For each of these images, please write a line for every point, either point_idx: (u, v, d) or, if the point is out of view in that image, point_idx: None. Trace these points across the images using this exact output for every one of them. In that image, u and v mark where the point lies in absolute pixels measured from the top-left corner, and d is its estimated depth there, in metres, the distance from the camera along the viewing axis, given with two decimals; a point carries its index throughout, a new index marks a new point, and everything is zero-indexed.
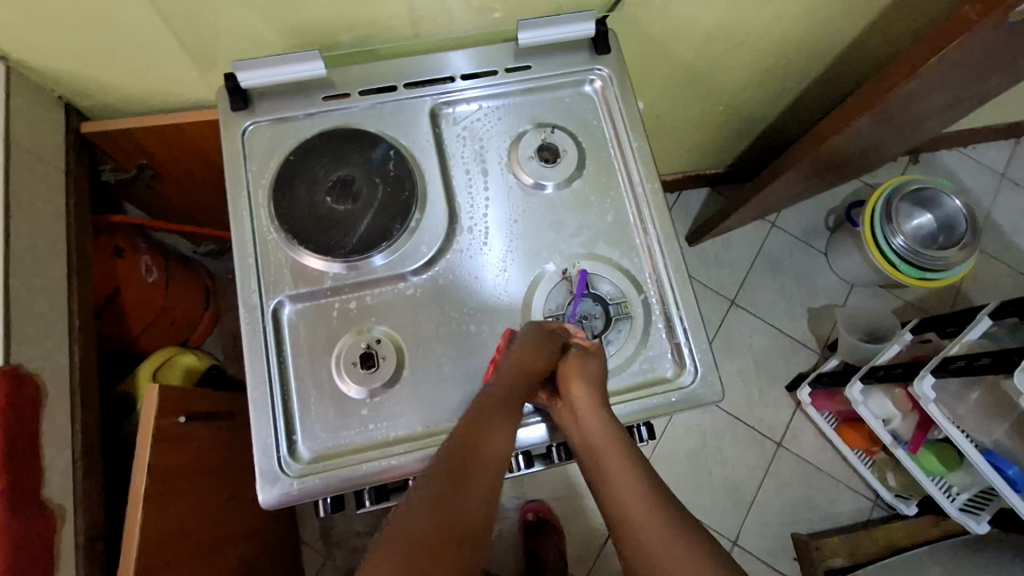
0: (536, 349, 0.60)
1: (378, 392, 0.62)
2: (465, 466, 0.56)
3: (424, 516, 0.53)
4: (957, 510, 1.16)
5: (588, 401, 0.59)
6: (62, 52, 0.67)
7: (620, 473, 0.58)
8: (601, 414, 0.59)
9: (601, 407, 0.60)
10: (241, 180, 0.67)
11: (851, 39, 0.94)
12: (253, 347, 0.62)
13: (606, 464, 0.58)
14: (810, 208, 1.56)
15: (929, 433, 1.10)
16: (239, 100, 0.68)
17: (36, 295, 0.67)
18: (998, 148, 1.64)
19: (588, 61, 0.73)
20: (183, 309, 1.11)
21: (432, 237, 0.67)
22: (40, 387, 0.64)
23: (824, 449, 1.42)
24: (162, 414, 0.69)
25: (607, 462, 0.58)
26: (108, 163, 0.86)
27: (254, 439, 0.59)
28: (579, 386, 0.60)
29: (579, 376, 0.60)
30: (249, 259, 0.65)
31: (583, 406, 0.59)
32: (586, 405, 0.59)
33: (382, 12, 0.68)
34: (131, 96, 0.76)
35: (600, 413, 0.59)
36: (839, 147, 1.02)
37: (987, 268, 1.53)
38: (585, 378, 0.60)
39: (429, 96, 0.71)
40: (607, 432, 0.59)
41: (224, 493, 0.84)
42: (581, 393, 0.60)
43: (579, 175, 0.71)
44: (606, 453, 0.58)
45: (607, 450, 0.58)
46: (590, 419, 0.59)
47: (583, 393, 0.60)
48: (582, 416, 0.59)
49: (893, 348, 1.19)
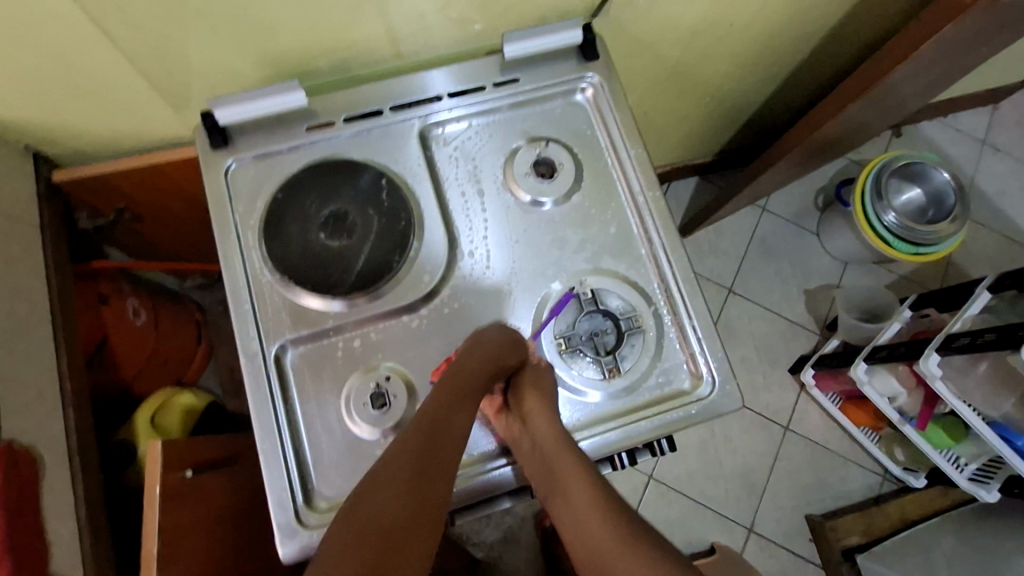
0: (483, 365, 0.59)
1: (390, 433, 0.60)
2: (410, 486, 0.53)
3: (366, 523, 0.50)
4: (966, 480, 1.18)
5: (539, 414, 0.59)
6: (25, 100, 0.63)
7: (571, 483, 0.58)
8: (552, 425, 0.59)
9: (552, 416, 0.59)
10: (228, 222, 0.64)
11: (835, 23, 0.93)
12: (258, 397, 0.59)
13: (559, 476, 0.58)
14: (798, 189, 1.56)
15: (935, 409, 1.11)
16: (219, 138, 0.65)
17: (22, 360, 0.64)
18: (977, 115, 1.66)
19: (577, 69, 0.71)
20: (175, 349, 1.07)
21: (433, 266, 0.65)
22: (35, 457, 0.61)
23: (830, 430, 1.43)
24: (167, 470, 0.67)
25: (559, 474, 0.58)
26: (84, 210, 0.82)
27: (268, 493, 0.57)
28: (533, 401, 0.60)
29: (530, 390, 0.60)
30: (245, 305, 0.62)
31: (535, 418, 0.59)
32: (539, 419, 0.59)
33: (360, 34, 0.66)
34: (101, 139, 0.72)
35: (552, 429, 0.59)
36: (831, 132, 1.02)
37: (976, 236, 1.55)
38: (534, 390, 0.60)
39: (417, 118, 0.69)
40: (557, 444, 0.58)
41: (238, 540, 0.82)
42: (532, 405, 0.60)
43: (577, 188, 0.69)
44: (559, 464, 0.58)
45: (557, 461, 0.58)
46: (542, 431, 0.59)
47: (533, 404, 0.60)
48: (534, 429, 0.59)
49: (894, 327, 1.19)
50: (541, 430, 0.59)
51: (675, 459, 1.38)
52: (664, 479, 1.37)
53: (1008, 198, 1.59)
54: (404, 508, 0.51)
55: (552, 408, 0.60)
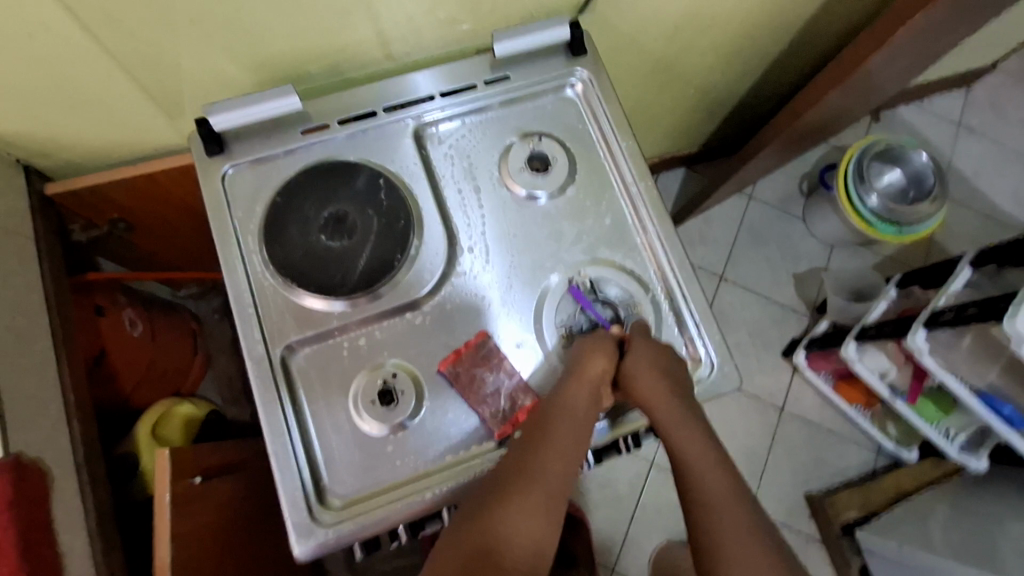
0: (598, 351, 0.61)
1: (400, 428, 0.61)
2: (536, 477, 0.56)
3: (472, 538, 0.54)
4: (957, 451, 1.22)
5: (663, 394, 0.60)
6: (18, 113, 0.63)
7: (696, 459, 0.59)
8: (676, 403, 0.60)
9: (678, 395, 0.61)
10: (227, 227, 0.64)
11: (814, 12, 0.95)
12: (266, 399, 0.60)
13: (682, 451, 0.60)
14: (783, 176, 1.59)
15: (925, 382, 1.17)
16: (215, 145, 0.65)
17: (25, 375, 0.63)
18: (952, 97, 1.70)
19: (566, 64, 0.73)
20: (173, 359, 1.07)
21: (434, 263, 0.66)
22: (45, 471, 0.61)
23: (824, 409, 1.46)
24: (176, 478, 0.67)
25: (685, 449, 0.59)
26: (77, 222, 0.82)
27: (281, 492, 0.57)
28: (646, 383, 0.61)
29: (648, 371, 0.61)
30: (248, 309, 0.62)
31: (658, 398, 0.60)
32: (657, 398, 0.60)
33: (350, 37, 0.66)
34: (94, 150, 0.72)
35: (671, 405, 0.60)
36: (814, 119, 1.04)
37: (955, 215, 1.59)
38: (653, 370, 0.61)
39: (410, 118, 0.70)
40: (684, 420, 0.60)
41: (249, 544, 0.82)
42: (653, 385, 0.60)
43: (571, 181, 0.70)
44: (680, 440, 0.60)
45: (684, 438, 0.59)
46: (668, 410, 0.60)
47: (653, 384, 0.60)
48: (659, 408, 0.60)
49: (882, 305, 1.23)
50: (666, 410, 0.60)
51: None
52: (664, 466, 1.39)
53: (985, 177, 1.63)
54: (510, 508, 0.55)
55: (679, 387, 0.61)
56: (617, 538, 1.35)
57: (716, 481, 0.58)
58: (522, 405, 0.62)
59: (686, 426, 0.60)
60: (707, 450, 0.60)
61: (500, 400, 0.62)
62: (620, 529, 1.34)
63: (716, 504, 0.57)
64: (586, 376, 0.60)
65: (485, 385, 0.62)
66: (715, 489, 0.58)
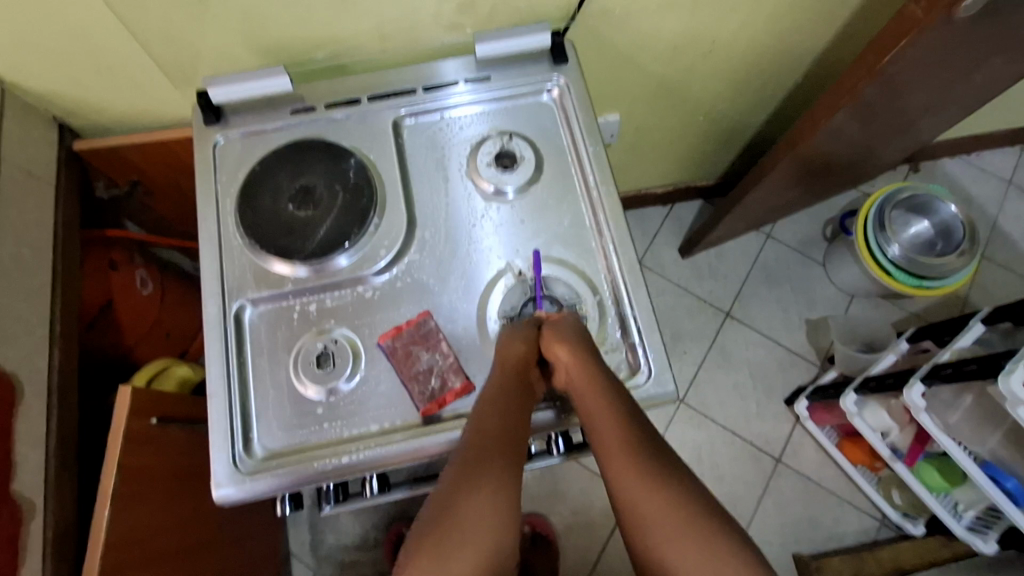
0: (517, 338, 0.60)
1: (335, 392, 0.64)
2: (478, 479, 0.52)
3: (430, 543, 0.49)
4: (963, 528, 1.12)
5: (583, 375, 0.57)
6: (55, 76, 0.72)
7: (626, 456, 0.53)
8: (604, 388, 0.56)
9: (603, 378, 0.57)
10: (210, 189, 0.71)
11: (825, 43, 0.95)
12: (214, 347, 0.64)
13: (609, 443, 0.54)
14: (806, 218, 1.54)
15: (926, 446, 1.08)
16: (212, 115, 0.72)
17: (17, 300, 0.71)
18: (1002, 155, 1.61)
19: (546, 71, 0.76)
20: (177, 324, 1.10)
21: (391, 241, 0.69)
22: (15, 387, 0.68)
23: (825, 466, 1.37)
24: (133, 416, 0.72)
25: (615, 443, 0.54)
26: (101, 179, 0.91)
27: (211, 433, 0.61)
28: (562, 351, 0.58)
29: (568, 346, 0.58)
30: (215, 264, 0.68)
31: (579, 377, 0.57)
32: (572, 366, 0.57)
33: (346, 30, 0.72)
34: (120, 116, 0.81)
35: (590, 378, 0.56)
36: (819, 149, 1.02)
37: (996, 277, 1.48)
38: (579, 347, 0.58)
39: (392, 108, 0.74)
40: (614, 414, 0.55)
41: (194, 498, 0.85)
42: (579, 365, 0.57)
43: (537, 179, 0.73)
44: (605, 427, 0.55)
45: (613, 432, 0.54)
46: (592, 392, 0.56)
47: (580, 367, 0.57)
48: (584, 393, 0.56)
49: (889, 357, 1.16)
50: (590, 395, 0.56)
51: None
52: None
53: None
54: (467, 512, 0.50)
55: (604, 374, 0.57)
56: (586, 566, 1.30)
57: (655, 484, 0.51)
58: (452, 386, 0.63)
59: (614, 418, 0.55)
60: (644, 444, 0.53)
61: (431, 378, 0.63)
62: (589, 557, 1.30)
63: (660, 504, 0.50)
64: (506, 363, 0.59)
65: (419, 363, 0.64)
66: (660, 489, 0.51)
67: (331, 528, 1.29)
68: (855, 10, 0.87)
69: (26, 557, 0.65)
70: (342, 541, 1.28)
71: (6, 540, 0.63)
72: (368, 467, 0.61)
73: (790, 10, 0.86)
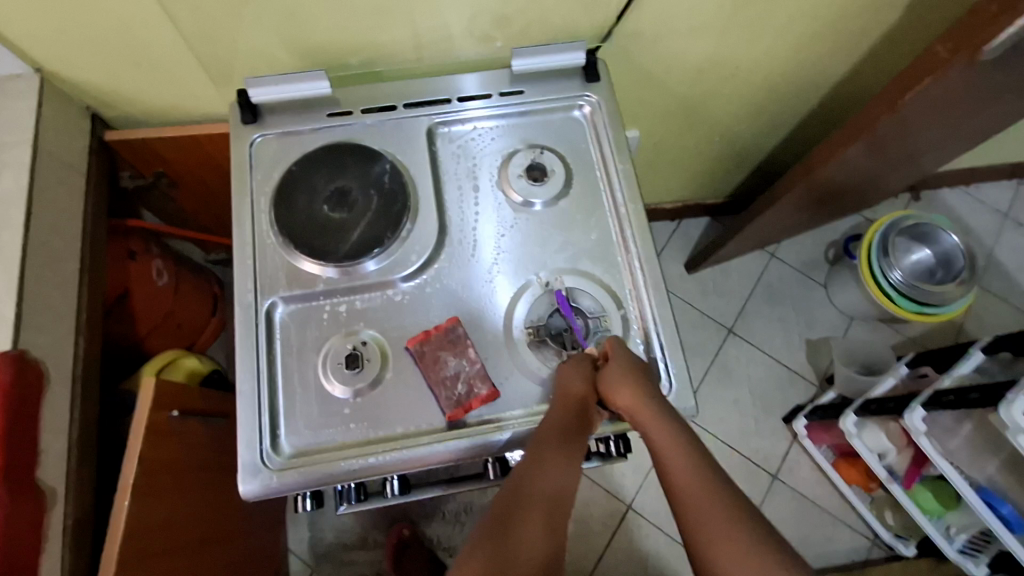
0: (576, 373, 0.62)
1: (362, 392, 0.65)
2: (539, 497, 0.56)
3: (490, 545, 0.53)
4: (955, 551, 1.13)
5: (647, 412, 0.59)
6: (94, 68, 0.73)
7: (690, 478, 0.56)
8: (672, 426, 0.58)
9: (664, 410, 0.60)
10: (246, 186, 0.72)
11: (844, 74, 0.98)
12: (245, 344, 0.65)
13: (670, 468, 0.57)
14: (809, 240, 1.57)
15: (922, 469, 1.11)
16: (249, 114, 0.73)
17: (49, 287, 0.71)
18: (1000, 188, 1.65)
19: (579, 88, 0.78)
20: (188, 315, 1.13)
21: (422, 247, 0.70)
22: (44, 372, 0.68)
23: (820, 484, 1.39)
24: (155, 409, 0.72)
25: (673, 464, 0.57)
26: (127, 169, 0.92)
27: (239, 432, 0.62)
28: (622, 393, 0.60)
29: (628, 387, 0.60)
30: (248, 261, 0.68)
31: (646, 419, 0.59)
32: (636, 406, 0.60)
33: (385, 39, 0.73)
34: (154, 108, 0.82)
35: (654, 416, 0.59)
36: (831, 176, 1.04)
37: (990, 307, 1.52)
38: (636, 382, 0.61)
39: (427, 116, 0.76)
40: (683, 454, 0.57)
41: (205, 495, 0.86)
42: (641, 408, 0.59)
43: (566, 193, 0.74)
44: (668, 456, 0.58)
45: (676, 458, 0.57)
46: (657, 428, 0.58)
47: (637, 402, 0.60)
48: (647, 426, 0.59)
49: (889, 381, 1.18)
50: (654, 427, 0.58)
51: (656, 490, 1.36)
52: (642, 508, 1.36)
53: None
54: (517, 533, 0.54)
55: (672, 416, 0.59)
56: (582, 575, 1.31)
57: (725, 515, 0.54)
58: (478, 393, 0.64)
59: (676, 442, 0.58)
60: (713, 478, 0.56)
61: (457, 384, 0.65)
62: (586, 565, 1.31)
63: (720, 523, 0.54)
64: (567, 397, 0.61)
65: (446, 368, 0.65)
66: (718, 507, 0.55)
67: (330, 526, 1.29)
68: (875, 45, 0.90)
69: (47, 546, 0.65)
70: (341, 539, 1.29)
71: (31, 529, 0.62)
72: (394, 468, 0.62)
73: (813, 41, 0.89)
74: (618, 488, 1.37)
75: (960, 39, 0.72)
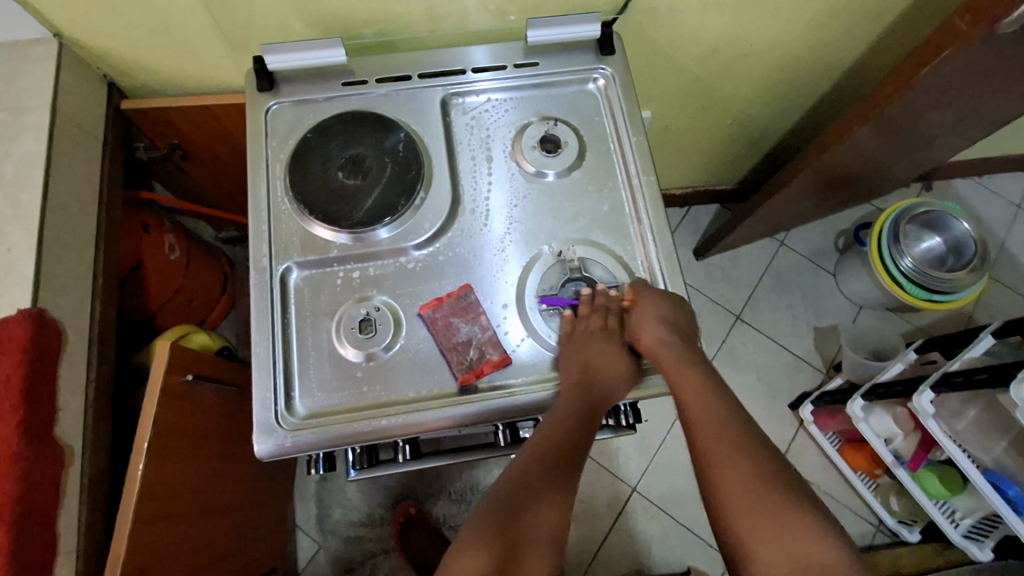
0: (604, 347, 0.65)
1: (375, 356, 0.65)
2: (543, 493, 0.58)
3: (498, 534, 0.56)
4: (959, 535, 1.13)
5: (674, 359, 0.63)
6: (111, 35, 0.73)
7: (709, 422, 0.60)
8: (695, 374, 0.63)
9: (685, 351, 0.64)
10: (261, 153, 0.72)
11: (858, 55, 0.97)
12: (260, 306, 0.66)
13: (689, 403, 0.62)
14: (819, 228, 1.57)
15: (931, 452, 1.10)
16: (265, 82, 0.73)
17: (67, 250, 0.72)
18: (1012, 178, 1.64)
19: (593, 60, 0.77)
20: (199, 290, 1.15)
21: (435, 216, 0.71)
22: (62, 333, 0.69)
23: (825, 470, 1.40)
24: (170, 372, 0.73)
25: (693, 404, 0.61)
26: (142, 141, 0.93)
27: (254, 392, 0.62)
28: (648, 334, 0.64)
29: (657, 330, 0.64)
30: (263, 226, 0.69)
31: (672, 363, 0.63)
32: (661, 344, 0.64)
33: (401, 9, 0.73)
34: (170, 78, 0.82)
35: (674, 352, 0.64)
36: (843, 158, 1.04)
37: (1000, 297, 1.51)
38: (664, 323, 0.64)
39: (441, 87, 0.76)
40: (701, 388, 0.62)
41: (215, 461, 0.86)
42: (663, 345, 0.64)
43: (579, 165, 0.74)
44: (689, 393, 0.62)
45: (695, 395, 0.61)
46: (681, 372, 0.62)
47: (666, 343, 0.64)
48: (671, 366, 0.63)
49: (897, 366, 1.18)
50: (679, 374, 0.63)
51: (660, 474, 1.37)
52: (646, 491, 1.36)
53: None
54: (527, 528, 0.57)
55: (688, 351, 0.64)
56: (586, 555, 1.32)
57: (735, 454, 0.58)
58: (489, 358, 0.65)
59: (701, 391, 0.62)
60: (725, 414, 0.61)
61: (469, 350, 0.65)
62: (590, 546, 1.32)
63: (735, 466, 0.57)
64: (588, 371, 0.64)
65: (458, 333, 0.66)
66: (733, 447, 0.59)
67: (337, 502, 1.31)
68: (892, 24, 0.89)
69: (65, 500, 0.66)
70: (348, 516, 1.30)
71: (49, 481, 0.64)
72: (405, 431, 0.62)
73: (829, 19, 0.88)
74: (623, 470, 1.38)
75: (979, 11, 0.71)
